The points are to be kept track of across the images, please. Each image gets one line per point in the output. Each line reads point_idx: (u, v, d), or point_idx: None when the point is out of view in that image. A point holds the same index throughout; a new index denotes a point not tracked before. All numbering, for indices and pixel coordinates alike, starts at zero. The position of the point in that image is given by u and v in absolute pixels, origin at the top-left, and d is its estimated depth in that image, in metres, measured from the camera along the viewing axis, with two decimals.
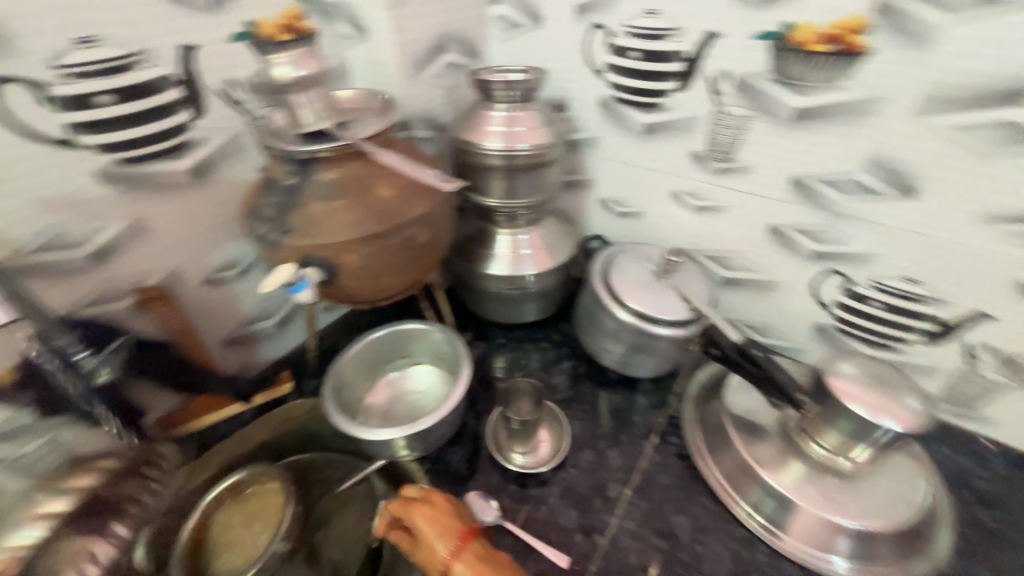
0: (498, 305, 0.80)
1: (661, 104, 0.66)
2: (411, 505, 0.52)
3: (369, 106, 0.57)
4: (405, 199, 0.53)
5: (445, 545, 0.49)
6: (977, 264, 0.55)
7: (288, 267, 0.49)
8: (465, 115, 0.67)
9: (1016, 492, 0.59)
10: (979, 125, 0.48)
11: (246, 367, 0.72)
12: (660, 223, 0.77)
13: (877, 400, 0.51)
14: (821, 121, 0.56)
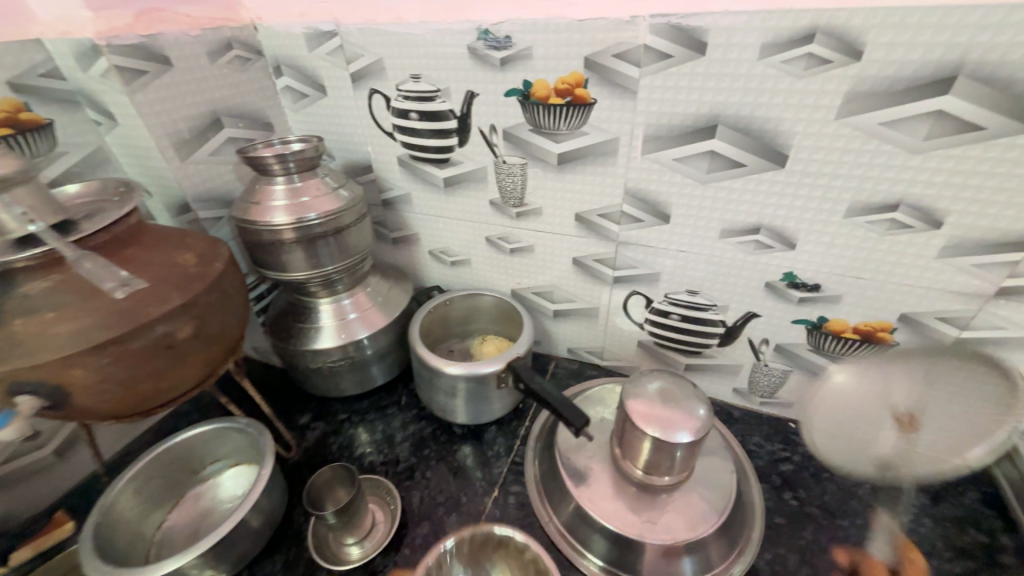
0: (333, 379, 0.74)
1: (450, 159, 0.68)
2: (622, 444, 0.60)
3: (105, 197, 0.53)
4: (149, 295, 0.48)
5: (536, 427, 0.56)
6: (734, 272, 0.61)
7: None
8: (245, 192, 0.63)
9: (819, 466, 0.65)
10: (692, 156, 0.54)
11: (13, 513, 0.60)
12: (486, 267, 0.79)
13: (666, 416, 0.54)
14: (578, 163, 0.61)
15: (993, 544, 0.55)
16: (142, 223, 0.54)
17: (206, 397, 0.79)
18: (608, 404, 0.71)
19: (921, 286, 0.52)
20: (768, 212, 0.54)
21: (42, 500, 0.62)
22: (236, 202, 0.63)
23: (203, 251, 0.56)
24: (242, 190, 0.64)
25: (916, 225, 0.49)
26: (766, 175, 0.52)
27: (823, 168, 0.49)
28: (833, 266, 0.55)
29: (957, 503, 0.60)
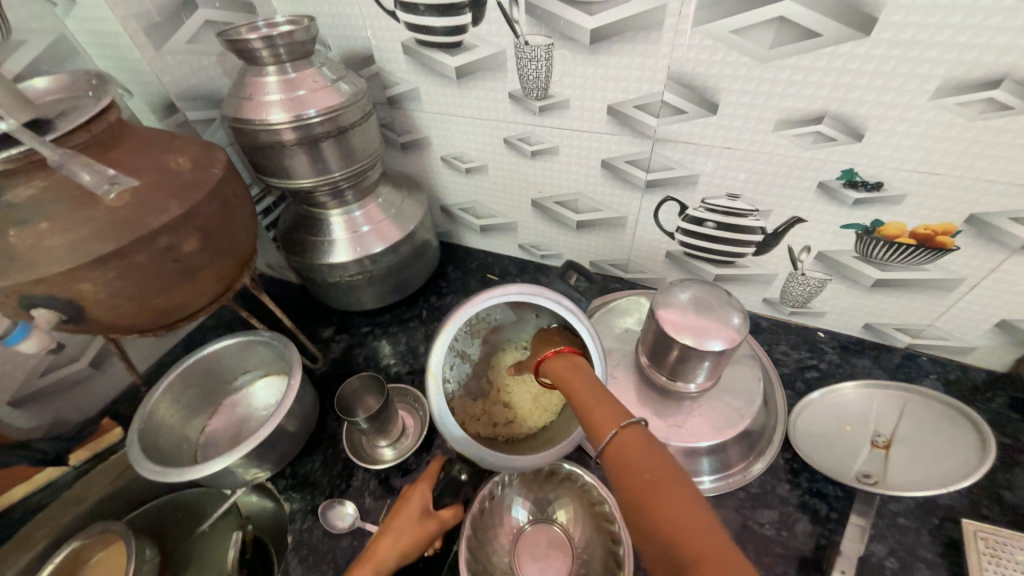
0: (352, 293, 0.73)
1: (463, 43, 0.59)
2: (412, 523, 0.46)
3: (78, 92, 0.47)
4: (146, 203, 0.44)
5: (398, 541, 0.44)
6: (784, 171, 0.54)
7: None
8: (235, 88, 0.56)
9: (843, 372, 0.65)
10: (755, 26, 0.45)
11: (64, 418, 0.63)
12: (503, 175, 0.73)
13: (700, 325, 0.52)
14: (614, 42, 0.52)
15: (1015, 445, 0.55)
16: (123, 121, 0.48)
17: (229, 312, 0.79)
18: (633, 317, 0.70)
19: (1003, 182, 0.46)
20: (837, 95, 0.47)
21: (87, 408, 0.65)
22: (227, 100, 0.56)
23: (196, 155, 0.50)
24: (232, 85, 0.57)
25: (1016, 106, 0.41)
26: (843, 47, 0.44)
27: (919, 35, 0.41)
28: (903, 161, 0.48)
29: (983, 408, 0.59)
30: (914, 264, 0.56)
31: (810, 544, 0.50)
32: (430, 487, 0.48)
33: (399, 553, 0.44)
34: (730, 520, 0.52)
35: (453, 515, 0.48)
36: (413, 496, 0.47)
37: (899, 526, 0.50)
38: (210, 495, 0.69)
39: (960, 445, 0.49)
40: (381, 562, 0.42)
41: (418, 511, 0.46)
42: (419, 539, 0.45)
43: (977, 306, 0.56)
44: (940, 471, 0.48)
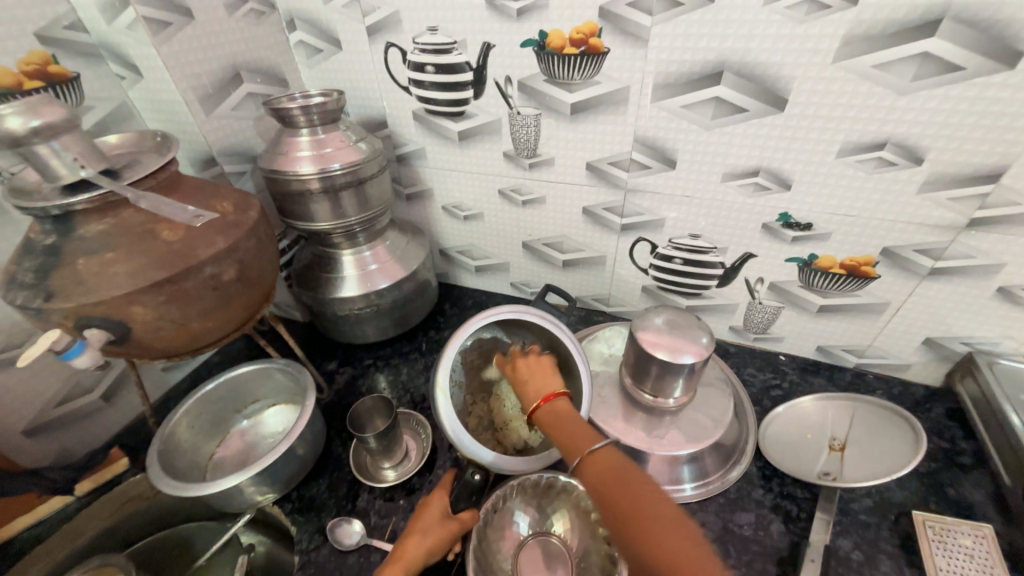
0: (358, 326, 0.79)
1: (465, 112, 0.71)
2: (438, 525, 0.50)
3: (144, 148, 0.55)
4: (197, 238, 0.51)
5: (424, 541, 0.49)
6: (735, 214, 0.65)
7: (52, 337, 0.46)
8: (272, 146, 0.66)
9: (803, 389, 0.73)
10: (698, 103, 0.58)
11: (72, 450, 0.64)
12: (497, 220, 0.83)
13: (673, 343, 0.59)
14: (590, 113, 0.64)
15: (953, 448, 0.63)
16: (178, 172, 0.56)
17: (237, 347, 0.84)
18: (616, 344, 0.77)
19: (904, 221, 0.57)
20: (767, 155, 0.59)
21: (95, 440, 0.67)
22: (264, 157, 0.66)
23: (236, 200, 0.58)
24: (270, 144, 0.66)
25: (901, 163, 0.54)
26: (766, 119, 0.56)
27: (820, 110, 0.53)
28: (825, 206, 0.60)
29: (926, 417, 0.67)
30: (849, 291, 0.66)
31: (785, 541, 0.55)
32: (445, 494, 0.54)
33: (426, 552, 0.48)
34: (712, 523, 0.57)
35: (470, 515, 0.53)
36: (432, 501, 0.52)
37: (861, 522, 0.56)
38: (207, 528, 0.69)
39: (904, 445, 0.57)
40: (410, 561, 0.47)
41: (438, 516, 0.51)
42: (442, 540, 0.49)
43: (904, 326, 0.66)
44: (887, 468, 0.55)
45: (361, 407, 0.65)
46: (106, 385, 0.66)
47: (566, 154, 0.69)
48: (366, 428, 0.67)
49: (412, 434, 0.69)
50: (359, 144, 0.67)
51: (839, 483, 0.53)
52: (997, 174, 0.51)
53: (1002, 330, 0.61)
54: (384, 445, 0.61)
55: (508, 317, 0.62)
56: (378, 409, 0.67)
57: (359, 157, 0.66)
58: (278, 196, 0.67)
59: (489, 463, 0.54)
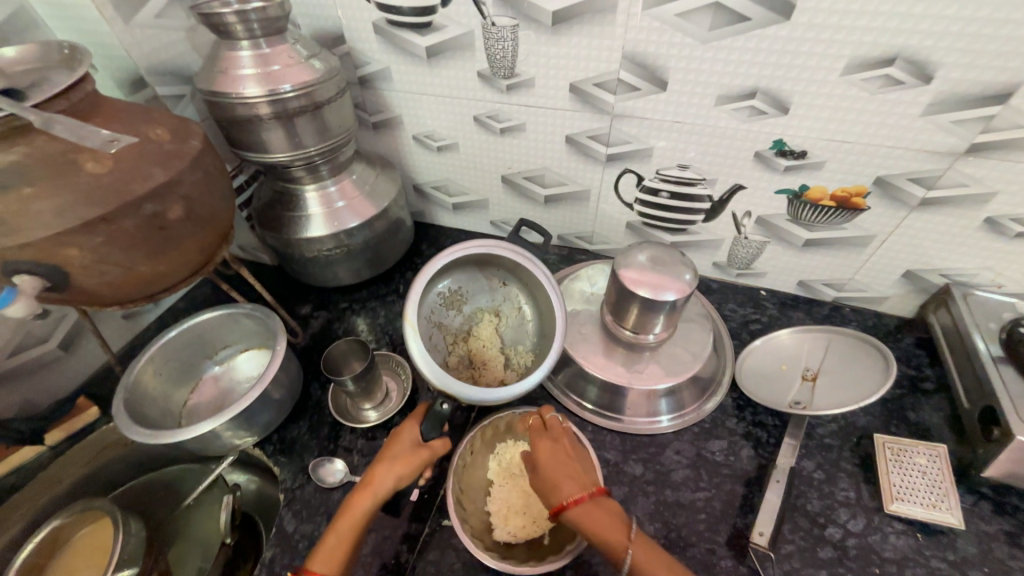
0: (329, 268, 0.75)
1: (432, 23, 0.62)
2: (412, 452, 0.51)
3: (50, 63, 0.47)
4: (130, 170, 0.45)
5: (394, 469, 0.49)
6: (728, 142, 0.61)
7: None
8: (209, 63, 0.57)
9: (781, 324, 0.73)
10: (695, 11, 0.51)
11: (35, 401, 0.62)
12: (473, 151, 0.77)
13: (655, 280, 0.58)
14: (574, 24, 0.56)
15: (918, 375, 0.65)
16: (98, 92, 0.48)
17: (203, 293, 0.79)
18: (598, 282, 0.76)
19: (903, 148, 0.54)
20: (766, 73, 0.53)
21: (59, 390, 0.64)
22: (201, 75, 0.57)
23: (173, 126, 0.51)
24: (206, 60, 0.57)
25: (908, 81, 0.49)
26: (769, 30, 0.50)
27: (829, 19, 0.48)
28: (823, 131, 0.56)
29: (896, 347, 0.69)
30: (837, 224, 0.65)
31: (753, 464, 0.58)
32: (418, 423, 0.53)
33: (396, 478, 0.49)
34: (686, 451, 0.60)
35: (442, 444, 0.52)
36: (404, 431, 0.52)
37: (825, 445, 0.59)
38: (191, 471, 0.70)
39: (875, 375, 0.58)
40: (378, 486, 0.48)
41: (409, 444, 0.51)
42: (414, 467, 0.50)
43: (886, 260, 0.66)
44: (855, 397, 0.57)
45: (336, 350, 0.64)
46: (61, 334, 0.62)
47: (548, 74, 0.62)
48: (343, 370, 0.65)
49: (391, 376, 0.68)
50: (313, 60, 0.59)
51: (809, 411, 0.55)
52: (1008, 93, 0.47)
53: (983, 262, 0.61)
54: (361, 385, 0.60)
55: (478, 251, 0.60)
56: (354, 352, 0.65)
57: (313, 76, 0.58)
58: (223, 123, 0.59)
59: (470, 400, 0.52)
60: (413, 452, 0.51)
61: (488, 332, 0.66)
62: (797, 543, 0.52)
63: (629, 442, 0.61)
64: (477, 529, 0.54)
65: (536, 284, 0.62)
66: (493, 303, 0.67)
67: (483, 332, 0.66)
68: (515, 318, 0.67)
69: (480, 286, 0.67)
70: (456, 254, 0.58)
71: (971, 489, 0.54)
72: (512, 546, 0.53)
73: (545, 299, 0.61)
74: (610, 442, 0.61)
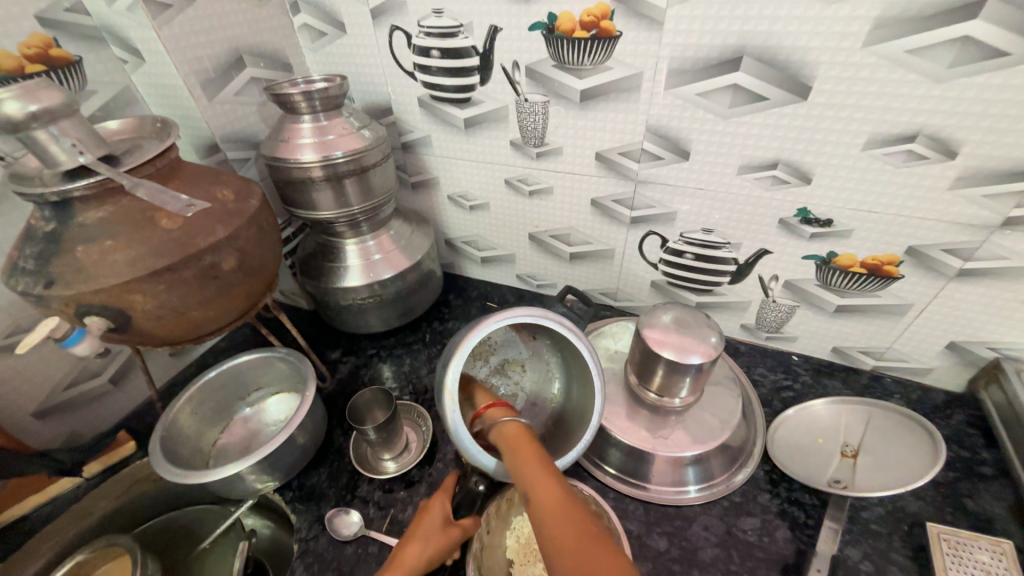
0: (361, 316, 0.78)
1: (471, 99, 0.68)
2: (444, 531, 0.50)
3: (144, 134, 0.54)
4: (196, 227, 0.50)
5: (425, 548, 0.48)
6: (750, 208, 0.62)
7: (48, 324, 0.46)
8: (274, 133, 0.65)
9: (815, 391, 0.70)
10: (714, 90, 0.55)
11: (81, 432, 0.65)
12: (503, 211, 0.81)
13: (680, 342, 0.57)
14: (601, 100, 0.61)
15: (974, 458, 0.60)
16: (180, 159, 0.55)
17: (243, 334, 0.84)
18: (622, 340, 0.75)
19: (934, 219, 0.54)
20: (787, 145, 0.55)
21: (103, 423, 0.68)
22: (267, 144, 0.65)
23: (237, 188, 0.57)
24: (272, 131, 0.65)
25: (931, 156, 0.50)
26: (788, 108, 0.53)
27: (847, 99, 0.50)
28: (847, 201, 0.56)
29: (945, 424, 0.64)
30: (870, 291, 0.63)
31: (790, 548, 0.53)
32: (448, 498, 0.53)
33: (427, 558, 0.48)
34: (715, 527, 0.56)
35: (472, 523, 0.52)
36: (434, 505, 0.52)
37: (871, 531, 0.54)
38: (211, 512, 0.70)
39: (922, 455, 0.54)
40: (410, 566, 0.47)
41: (439, 522, 0.50)
42: (445, 547, 0.49)
43: (927, 330, 0.63)
44: (901, 478, 0.53)
45: (361, 399, 0.66)
46: (113, 369, 0.67)
47: (576, 143, 0.67)
48: (365, 419, 0.67)
49: (411, 423, 0.69)
50: (363, 130, 0.66)
51: (851, 491, 0.51)
52: None
53: None
54: (381, 438, 0.61)
55: (526, 319, 0.55)
56: (377, 401, 0.67)
57: (363, 144, 0.64)
58: (279, 182, 0.66)
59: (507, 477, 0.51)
60: (441, 533, 0.50)
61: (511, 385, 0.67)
62: None
63: (654, 513, 0.58)
64: None
65: (572, 349, 0.59)
66: (519, 355, 0.68)
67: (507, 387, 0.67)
68: (539, 371, 0.68)
69: (510, 338, 0.65)
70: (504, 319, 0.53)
71: None
72: None
73: (581, 368, 0.60)
74: (633, 511, 0.59)
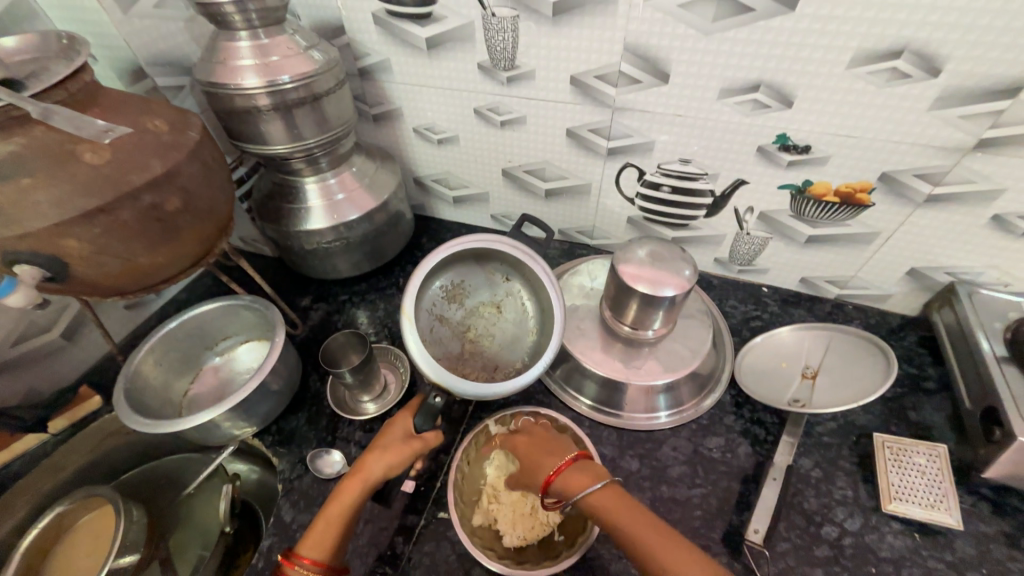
0: (328, 260, 0.75)
1: (432, 14, 0.61)
2: (403, 444, 0.51)
3: (49, 54, 0.47)
4: (128, 160, 0.45)
5: (384, 457, 0.50)
6: (730, 135, 0.60)
7: None
8: (207, 54, 0.57)
9: (781, 320, 0.73)
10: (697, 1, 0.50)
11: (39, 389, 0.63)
12: (474, 144, 0.76)
13: (654, 275, 0.57)
14: (576, 14, 0.55)
15: (920, 375, 0.65)
16: (97, 84, 0.48)
17: (204, 284, 0.80)
18: (598, 277, 0.75)
19: (910, 143, 0.53)
20: (771, 64, 0.52)
21: (62, 379, 0.65)
22: (200, 68, 0.57)
23: (172, 118, 0.51)
24: (204, 52, 0.57)
25: (915, 74, 0.48)
26: (773, 21, 0.49)
27: (836, 10, 0.47)
28: (827, 126, 0.55)
29: (898, 346, 0.68)
30: (840, 220, 0.64)
31: (750, 462, 0.58)
32: (411, 414, 0.54)
33: (386, 466, 0.50)
34: (683, 447, 0.60)
35: (434, 437, 0.53)
36: (397, 422, 0.53)
37: (824, 443, 0.59)
38: (192, 460, 0.71)
39: (876, 374, 0.58)
40: (367, 475, 0.49)
41: (401, 436, 0.52)
42: (404, 457, 0.51)
43: (891, 257, 0.65)
44: (855, 396, 0.56)
45: (335, 343, 0.65)
46: (64, 323, 0.63)
47: (550, 65, 0.61)
48: (340, 362, 0.66)
49: (388, 365, 0.69)
50: (311, 50, 0.59)
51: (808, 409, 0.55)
52: (1017, 87, 0.46)
53: (990, 260, 0.60)
54: (359, 380, 0.60)
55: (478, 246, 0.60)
56: (351, 344, 0.66)
57: (313, 67, 0.58)
58: (220, 113, 0.59)
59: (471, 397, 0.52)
60: (399, 446, 0.51)
61: (488, 328, 0.66)
62: (793, 541, 0.52)
63: (627, 438, 0.61)
64: (486, 538, 0.54)
65: (536, 282, 0.62)
66: (495, 297, 0.67)
67: (484, 328, 0.66)
68: (516, 312, 0.66)
69: (482, 280, 0.67)
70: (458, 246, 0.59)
71: (970, 490, 0.54)
72: (525, 551, 0.54)
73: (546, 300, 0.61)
74: (607, 436, 0.61)
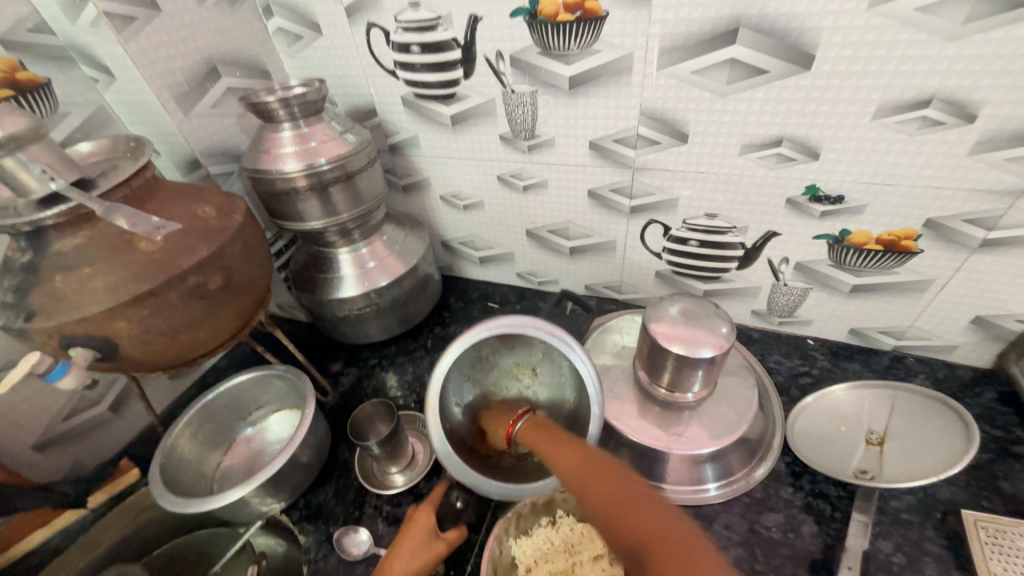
0: (359, 326, 0.76)
1: (456, 94, 0.66)
2: (426, 548, 0.50)
3: (119, 154, 0.52)
4: (177, 247, 0.48)
5: (409, 561, 0.48)
6: (756, 188, 0.59)
7: (32, 359, 0.45)
8: (254, 144, 0.63)
9: (833, 375, 0.67)
10: (711, 66, 0.52)
11: (84, 461, 0.65)
12: (499, 208, 0.78)
13: (689, 335, 0.55)
14: (592, 85, 0.58)
15: (1007, 437, 0.57)
16: (157, 178, 0.53)
17: (242, 352, 0.83)
18: (629, 334, 0.73)
19: (954, 188, 0.50)
20: (792, 120, 0.52)
21: (105, 451, 0.67)
22: (248, 156, 0.63)
23: (220, 204, 0.55)
24: (251, 142, 0.63)
25: (948, 121, 0.47)
26: (790, 80, 0.50)
27: (853, 66, 0.47)
28: (860, 175, 0.53)
29: (974, 403, 0.61)
30: (887, 268, 0.60)
31: (817, 544, 0.51)
32: (434, 509, 0.53)
33: (413, 571, 0.48)
34: (737, 525, 0.54)
35: (457, 535, 0.52)
36: (420, 520, 0.52)
37: (902, 521, 0.52)
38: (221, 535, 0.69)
39: (954, 439, 0.51)
40: None
41: (424, 535, 0.51)
42: (429, 559, 0.49)
43: (950, 305, 0.60)
44: (932, 466, 0.50)
45: (362, 414, 0.64)
46: (111, 395, 0.66)
47: (568, 132, 0.64)
48: (367, 433, 0.65)
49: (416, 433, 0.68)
50: (346, 134, 0.63)
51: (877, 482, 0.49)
52: None
53: None
54: (385, 453, 0.59)
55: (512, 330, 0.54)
56: (378, 415, 0.65)
57: (348, 149, 0.62)
58: (262, 194, 0.64)
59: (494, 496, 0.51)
60: (424, 549, 0.50)
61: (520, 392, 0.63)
62: None
63: None
64: None
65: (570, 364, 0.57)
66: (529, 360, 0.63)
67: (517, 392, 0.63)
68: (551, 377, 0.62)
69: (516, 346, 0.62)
70: (488, 332, 0.53)
71: None
72: None
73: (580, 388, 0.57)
74: None
